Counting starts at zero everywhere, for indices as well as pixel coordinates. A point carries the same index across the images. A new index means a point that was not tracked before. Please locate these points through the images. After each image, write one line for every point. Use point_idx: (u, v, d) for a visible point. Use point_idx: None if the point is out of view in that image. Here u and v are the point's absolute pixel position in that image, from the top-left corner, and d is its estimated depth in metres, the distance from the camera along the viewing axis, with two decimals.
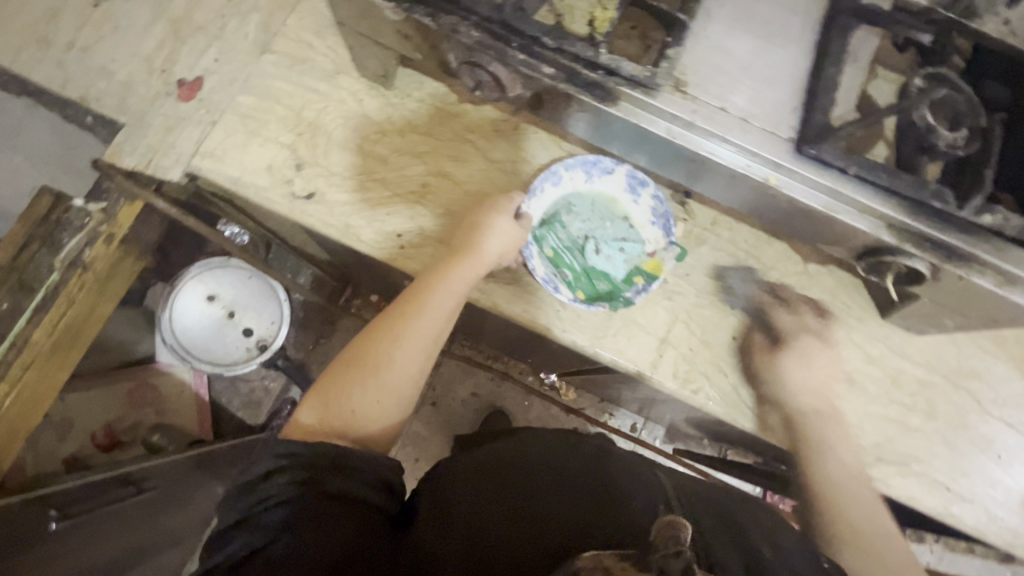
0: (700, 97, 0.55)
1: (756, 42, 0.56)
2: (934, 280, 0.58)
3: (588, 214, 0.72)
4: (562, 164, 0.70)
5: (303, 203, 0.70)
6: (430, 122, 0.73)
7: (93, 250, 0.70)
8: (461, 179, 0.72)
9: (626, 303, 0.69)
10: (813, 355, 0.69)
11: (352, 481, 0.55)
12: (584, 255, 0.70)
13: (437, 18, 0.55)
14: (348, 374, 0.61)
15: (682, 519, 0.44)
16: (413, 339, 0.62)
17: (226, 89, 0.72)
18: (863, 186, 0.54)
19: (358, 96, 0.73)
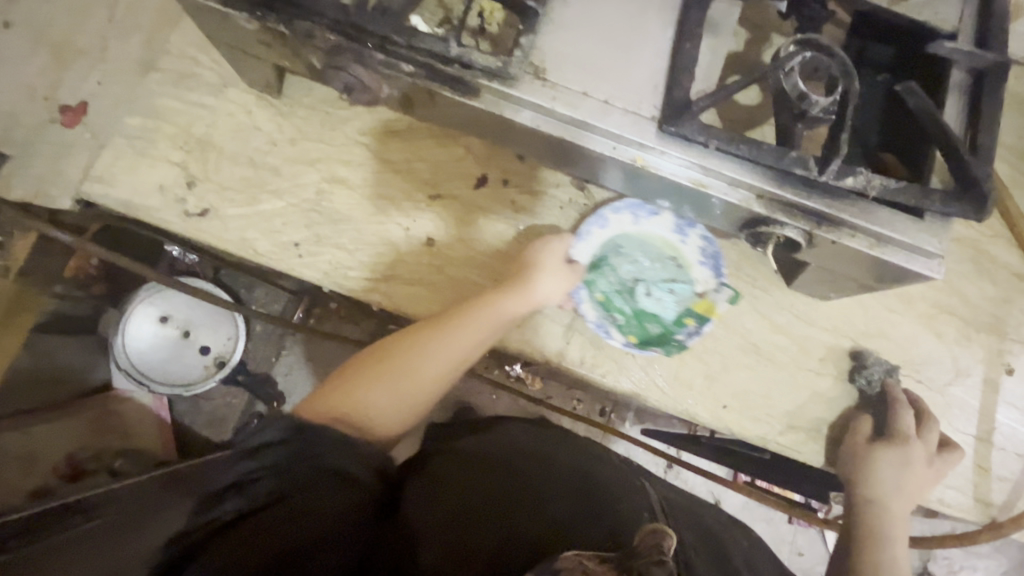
0: (560, 84, 0.54)
1: (614, 22, 0.55)
2: (812, 247, 0.59)
3: (637, 254, 0.71)
4: (610, 206, 0.70)
5: (197, 221, 0.70)
6: (321, 127, 0.73)
7: None
8: (356, 182, 0.72)
9: (679, 346, 0.69)
10: (909, 462, 0.63)
11: (343, 455, 0.55)
12: (633, 297, 0.69)
13: (291, 25, 0.55)
14: (382, 367, 0.62)
15: (665, 532, 0.46)
16: (443, 353, 0.63)
17: (113, 112, 0.72)
18: (729, 159, 0.54)
19: (248, 108, 0.73)
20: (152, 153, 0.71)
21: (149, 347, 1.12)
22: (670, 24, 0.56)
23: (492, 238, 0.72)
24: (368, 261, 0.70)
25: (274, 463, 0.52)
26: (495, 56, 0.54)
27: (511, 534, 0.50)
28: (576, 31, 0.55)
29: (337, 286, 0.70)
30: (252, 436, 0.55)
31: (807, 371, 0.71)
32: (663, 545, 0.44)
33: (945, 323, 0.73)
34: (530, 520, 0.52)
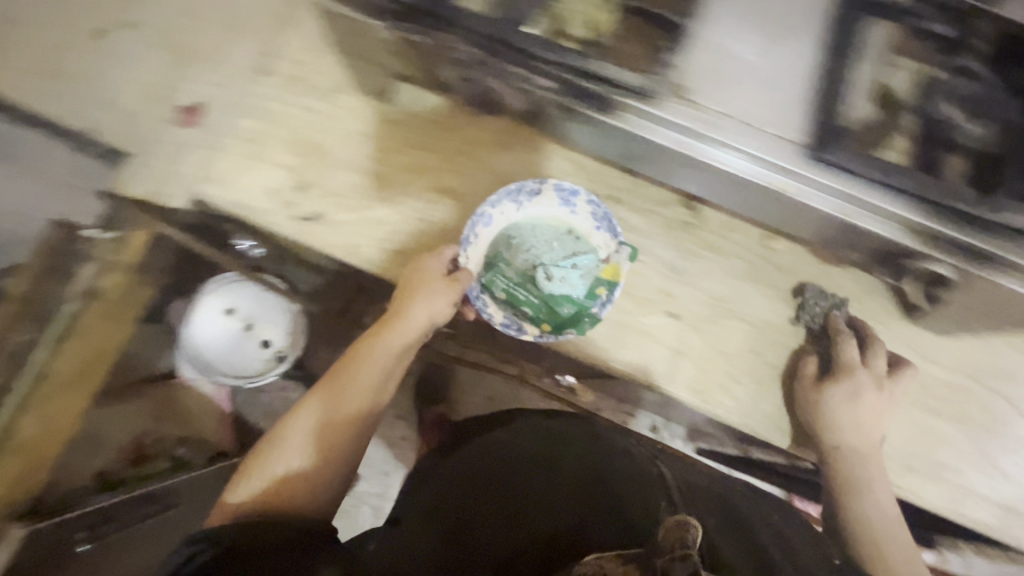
0: (704, 105, 0.52)
1: (760, 42, 0.53)
2: (961, 284, 0.56)
3: (533, 240, 0.68)
4: (487, 202, 0.67)
5: (307, 225, 0.70)
6: (429, 136, 0.72)
7: (106, 278, 0.71)
8: (465, 193, 0.71)
9: (594, 320, 0.66)
10: (863, 393, 0.63)
11: (274, 528, 0.47)
12: (538, 286, 0.66)
13: (431, 35, 0.54)
14: (277, 444, 0.55)
15: (689, 522, 0.40)
16: (354, 399, 0.59)
17: (226, 113, 0.73)
18: (882, 189, 0.51)
19: (358, 115, 0.73)
20: (264, 155, 0.71)
21: (208, 339, 0.81)
22: (815, 45, 0.53)
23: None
24: None
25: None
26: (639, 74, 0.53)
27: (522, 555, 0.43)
28: (721, 46, 0.53)
29: None
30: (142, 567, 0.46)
31: (922, 408, 0.68)
32: (686, 539, 0.39)
33: None
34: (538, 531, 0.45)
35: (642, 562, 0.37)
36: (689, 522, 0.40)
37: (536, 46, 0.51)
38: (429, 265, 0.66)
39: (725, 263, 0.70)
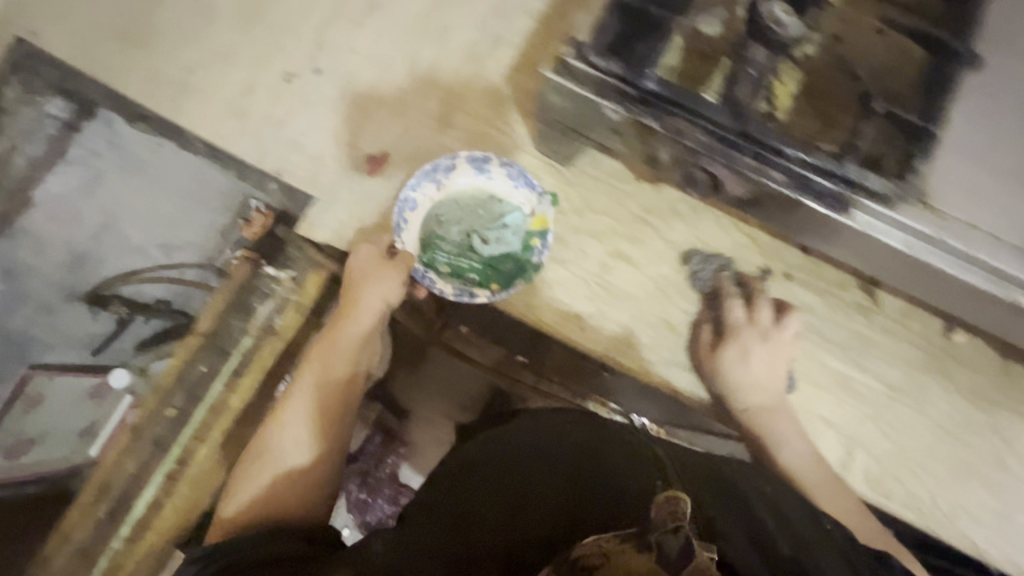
0: (946, 213, 0.52)
1: (1006, 152, 0.52)
2: None
3: (460, 215, 0.69)
4: (407, 186, 0.69)
5: (484, 280, 0.72)
6: (606, 200, 0.73)
7: (284, 317, 0.73)
8: (639, 260, 0.72)
9: (536, 268, 0.69)
10: (752, 353, 0.66)
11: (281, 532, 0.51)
12: (476, 252, 0.69)
13: (663, 121, 0.54)
14: (278, 434, 0.59)
15: (676, 495, 0.42)
16: (303, 386, 0.62)
17: (409, 164, 0.75)
18: None
19: (536, 174, 0.74)
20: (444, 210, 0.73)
21: None
22: None
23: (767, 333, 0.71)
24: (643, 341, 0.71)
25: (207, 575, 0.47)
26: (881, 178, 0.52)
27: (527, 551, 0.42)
28: (964, 148, 0.52)
29: (612, 362, 0.71)
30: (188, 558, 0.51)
31: None
32: (676, 511, 0.40)
33: None
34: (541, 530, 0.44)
35: (637, 535, 0.38)
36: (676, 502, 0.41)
37: (772, 149, 0.52)
38: (360, 255, 0.68)
39: (902, 351, 0.69)
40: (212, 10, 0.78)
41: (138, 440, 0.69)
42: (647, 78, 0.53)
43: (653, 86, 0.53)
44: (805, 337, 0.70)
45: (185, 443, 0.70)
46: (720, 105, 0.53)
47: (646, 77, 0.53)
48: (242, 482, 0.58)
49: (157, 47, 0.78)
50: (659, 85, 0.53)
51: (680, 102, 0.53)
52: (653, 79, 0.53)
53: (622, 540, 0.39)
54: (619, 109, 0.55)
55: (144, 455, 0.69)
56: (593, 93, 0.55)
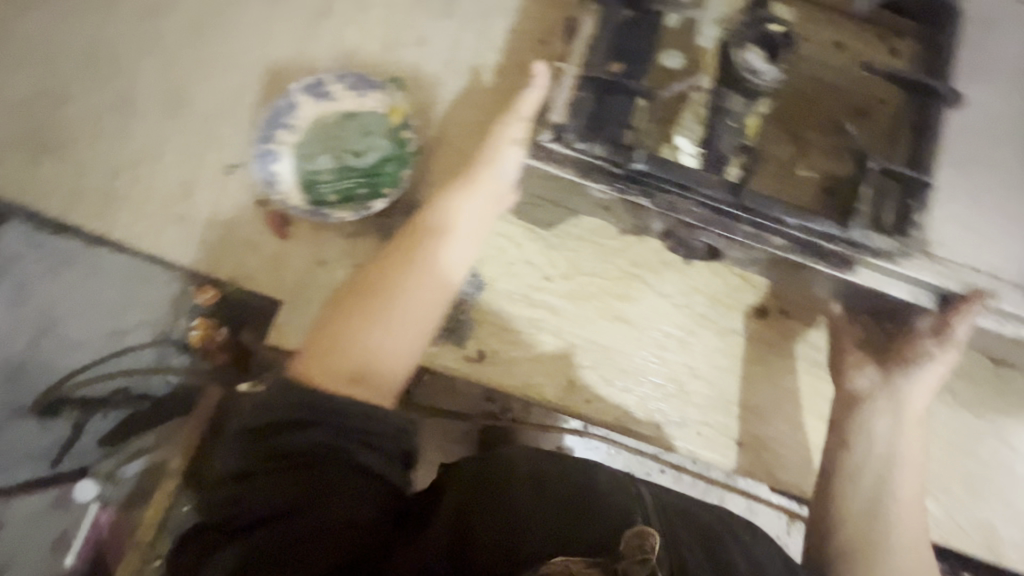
0: (948, 260, 0.53)
1: (992, 194, 0.55)
2: None
3: (321, 142, 0.69)
4: (261, 141, 0.68)
5: (477, 364, 0.67)
6: (593, 259, 0.70)
7: None
8: (636, 318, 0.69)
9: (415, 149, 0.69)
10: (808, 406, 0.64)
11: (363, 453, 0.49)
12: (354, 167, 0.68)
13: (654, 198, 0.52)
14: (373, 317, 0.63)
15: (648, 530, 0.45)
16: (411, 280, 0.66)
17: (380, 248, 0.68)
18: None
19: (517, 241, 0.69)
20: None
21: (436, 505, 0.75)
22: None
23: (842, 374, 0.65)
24: (655, 403, 0.67)
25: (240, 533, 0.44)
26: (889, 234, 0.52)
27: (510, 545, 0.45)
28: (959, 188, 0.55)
29: (629, 430, 0.67)
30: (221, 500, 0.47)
31: None
32: (648, 543, 0.43)
33: None
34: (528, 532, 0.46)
35: (607, 567, 0.42)
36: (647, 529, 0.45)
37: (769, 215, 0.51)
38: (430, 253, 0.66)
39: None
40: (133, 107, 0.71)
41: None
42: (635, 157, 0.51)
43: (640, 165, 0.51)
44: (810, 374, 0.69)
45: None
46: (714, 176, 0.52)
47: (632, 156, 0.51)
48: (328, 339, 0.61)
49: (76, 154, 0.70)
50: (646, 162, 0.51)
51: (671, 176, 0.51)
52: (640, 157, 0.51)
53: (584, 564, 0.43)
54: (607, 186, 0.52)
55: None
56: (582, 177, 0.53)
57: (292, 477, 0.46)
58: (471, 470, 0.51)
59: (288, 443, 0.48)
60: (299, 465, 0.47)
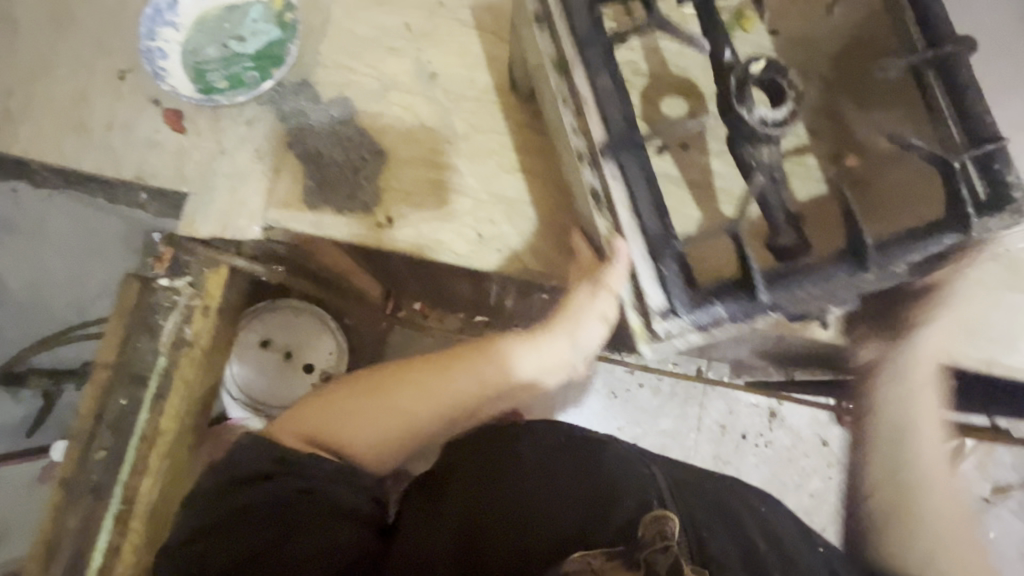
0: None
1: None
2: None
3: (207, 36, 0.70)
4: (143, 37, 0.68)
5: (388, 230, 0.68)
6: (491, 117, 0.71)
7: (193, 325, 0.68)
8: (540, 168, 0.70)
9: (297, 29, 0.69)
10: None
11: (351, 494, 0.57)
12: (241, 55, 0.69)
13: (779, 306, 0.48)
14: (358, 425, 0.62)
15: (665, 513, 0.50)
16: (398, 406, 0.64)
17: (279, 131, 0.69)
18: None
19: (414, 109, 0.70)
20: (326, 164, 0.68)
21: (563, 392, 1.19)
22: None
23: None
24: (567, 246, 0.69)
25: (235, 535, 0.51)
26: None
27: (526, 527, 0.53)
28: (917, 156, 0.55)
29: (542, 274, 0.68)
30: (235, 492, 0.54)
31: None
32: (666, 529, 0.48)
33: None
34: (541, 525, 0.53)
35: (625, 556, 0.46)
36: (667, 515, 0.49)
37: (891, 271, 0.48)
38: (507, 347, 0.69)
39: None
40: (19, 26, 0.71)
41: (73, 494, 0.65)
42: (699, 294, 0.48)
43: (709, 305, 0.47)
44: None
45: (126, 481, 0.65)
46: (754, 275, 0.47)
47: (712, 318, 0.47)
48: (313, 411, 0.63)
49: None
50: (721, 304, 0.47)
51: (731, 316, 0.47)
52: (695, 292, 0.48)
53: (611, 557, 0.47)
54: (640, 327, 0.49)
55: (86, 508, 0.65)
56: (631, 310, 0.50)
57: (290, 508, 0.53)
58: (480, 462, 0.61)
59: (260, 498, 0.53)
60: (275, 498, 0.53)
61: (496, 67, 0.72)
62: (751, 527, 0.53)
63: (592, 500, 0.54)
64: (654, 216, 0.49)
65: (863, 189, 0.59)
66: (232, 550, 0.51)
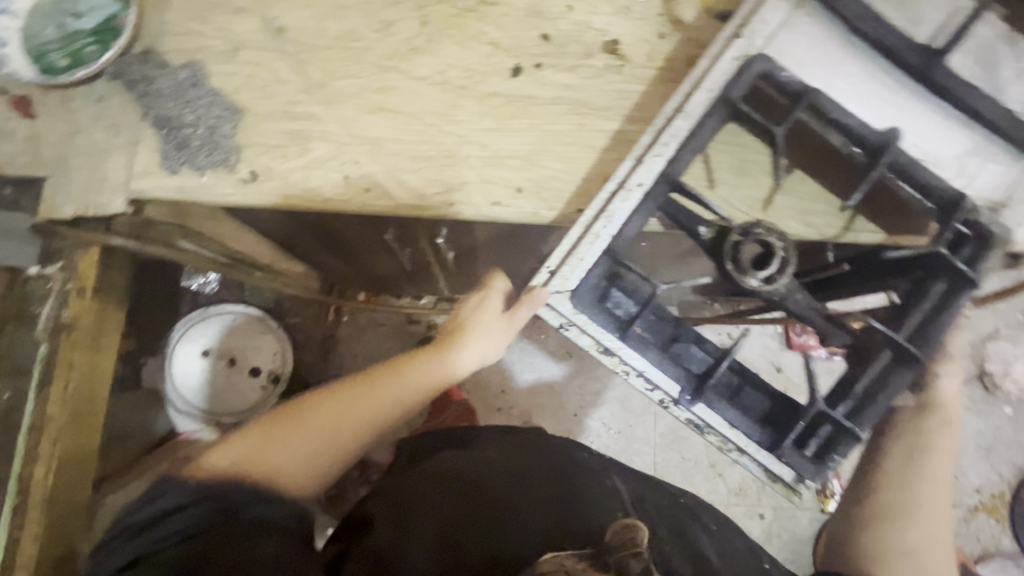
0: (931, 129, 0.65)
1: (842, 67, 0.65)
2: (951, 81, 0.64)
3: (39, 17, 0.69)
4: None
5: (254, 186, 0.68)
6: (344, 63, 0.71)
7: (70, 308, 0.68)
8: (398, 106, 0.71)
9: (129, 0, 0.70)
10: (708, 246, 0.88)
11: (274, 509, 0.57)
12: (79, 32, 0.69)
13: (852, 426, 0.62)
14: (268, 455, 0.64)
15: (634, 526, 0.54)
16: (320, 427, 0.67)
17: (131, 105, 0.69)
18: (918, 97, 0.65)
19: (265, 64, 0.71)
20: (180, 127, 0.68)
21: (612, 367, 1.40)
22: (849, 79, 0.65)
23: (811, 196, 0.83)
24: (434, 176, 0.70)
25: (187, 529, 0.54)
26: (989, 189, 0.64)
27: (489, 535, 0.59)
28: (917, 147, 0.64)
29: (414, 208, 0.69)
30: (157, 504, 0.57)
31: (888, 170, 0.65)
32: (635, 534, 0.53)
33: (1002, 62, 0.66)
34: (510, 536, 0.58)
35: (604, 552, 0.51)
36: (636, 522, 0.55)
37: (894, 394, 0.62)
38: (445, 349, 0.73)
39: (664, 85, 0.72)
40: None
41: None
42: (809, 451, 0.62)
43: (807, 451, 0.62)
44: (575, 112, 0.71)
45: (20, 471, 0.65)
46: (836, 414, 0.61)
47: (834, 464, 0.61)
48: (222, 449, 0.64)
49: None
50: (810, 443, 0.62)
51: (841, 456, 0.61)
52: (811, 453, 0.62)
53: (581, 557, 0.51)
54: (784, 489, 0.62)
55: None
56: (771, 481, 0.63)
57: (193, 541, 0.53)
58: (439, 479, 0.67)
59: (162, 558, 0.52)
60: (216, 526, 0.54)
61: (344, 14, 0.72)
62: (701, 534, 0.66)
63: (555, 507, 0.62)
64: (738, 418, 0.63)
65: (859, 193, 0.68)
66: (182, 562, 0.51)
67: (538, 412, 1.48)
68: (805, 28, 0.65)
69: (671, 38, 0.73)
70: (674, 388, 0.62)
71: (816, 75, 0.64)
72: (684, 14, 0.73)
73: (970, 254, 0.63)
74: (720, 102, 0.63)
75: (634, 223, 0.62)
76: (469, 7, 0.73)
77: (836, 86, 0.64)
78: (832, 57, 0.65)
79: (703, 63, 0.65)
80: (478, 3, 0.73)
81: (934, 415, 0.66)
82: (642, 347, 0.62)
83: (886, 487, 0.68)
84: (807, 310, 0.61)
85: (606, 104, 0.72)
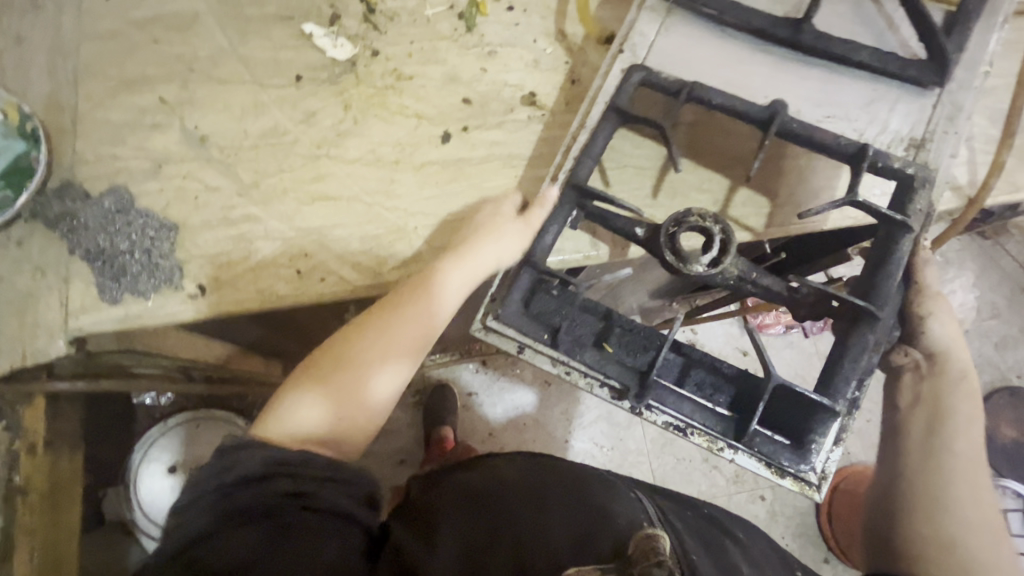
0: (823, 92, 0.69)
1: (725, 56, 0.71)
2: (831, 48, 0.69)
3: None
4: None
5: (202, 298, 0.66)
6: (273, 158, 0.72)
7: (21, 470, 0.64)
8: (337, 190, 0.71)
9: (40, 139, 0.68)
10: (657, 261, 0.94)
11: (340, 496, 0.53)
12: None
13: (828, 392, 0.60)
14: (323, 406, 0.60)
15: (657, 533, 0.55)
16: (364, 367, 0.62)
17: (57, 242, 0.67)
18: (803, 64, 0.70)
19: (193, 173, 0.70)
20: (113, 256, 0.66)
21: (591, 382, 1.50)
22: (738, 63, 0.71)
23: None
24: (386, 252, 0.70)
25: (246, 506, 0.49)
26: (908, 125, 0.68)
27: (523, 546, 0.56)
28: (816, 109, 0.69)
29: (371, 286, 0.69)
30: (222, 469, 0.52)
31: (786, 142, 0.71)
32: (658, 544, 0.53)
33: (869, 14, 0.72)
34: (540, 552, 0.56)
35: (624, 565, 0.52)
36: (656, 531, 0.56)
37: (861, 355, 0.60)
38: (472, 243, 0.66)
39: None
40: None
41: None
42: (788, 437, 0.61)
43: (829, 445, 0.61)
44: (508, 165, 0.74)
45: None
46: (793, 385, 0.60)
47: (816, 445, 0.60)
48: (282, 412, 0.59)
49: None
50: (826, 438, 0.60)
51: (819, 432, 0.60)
52: (788, 440, 0.61)
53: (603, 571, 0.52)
54: (796, 482, 0.60)
55: None
56: (779, 478, 0.61)
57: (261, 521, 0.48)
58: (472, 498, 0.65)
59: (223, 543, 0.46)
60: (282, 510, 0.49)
61: (264, 112, 0.73)
62: (731, 548, 0.65)
63: (583, 515, 0.61)
64: (699, 410, 0.62)
65: (771, 177, 0.74)
66: (229, 548, 0.45)
67: (530, 446, 1.47)
68: (679, 29, 0.72)
69: (581, 79, 0.78)
70: (624, 383, 0.62)
71: (705, 70, 0.70)
72: (588, 58, 0.79)
73: (897, 200, 0.65)
74: (610, 110, 0.67)
75: (553, 230, 0.65)
76: (387, 84, 0.76)
77: (724, 74, 0.70)
78: (711, 51, 0.71)
79: (599, 81, 0.71)
80: (396, 80, 0.76)
81: (940, 371, 0.64)
82: (601, 359, 0.63)
83: (916, 465, 0.60)
84: (766, 287, 0.63)
85: (535, 149, 0.75)
